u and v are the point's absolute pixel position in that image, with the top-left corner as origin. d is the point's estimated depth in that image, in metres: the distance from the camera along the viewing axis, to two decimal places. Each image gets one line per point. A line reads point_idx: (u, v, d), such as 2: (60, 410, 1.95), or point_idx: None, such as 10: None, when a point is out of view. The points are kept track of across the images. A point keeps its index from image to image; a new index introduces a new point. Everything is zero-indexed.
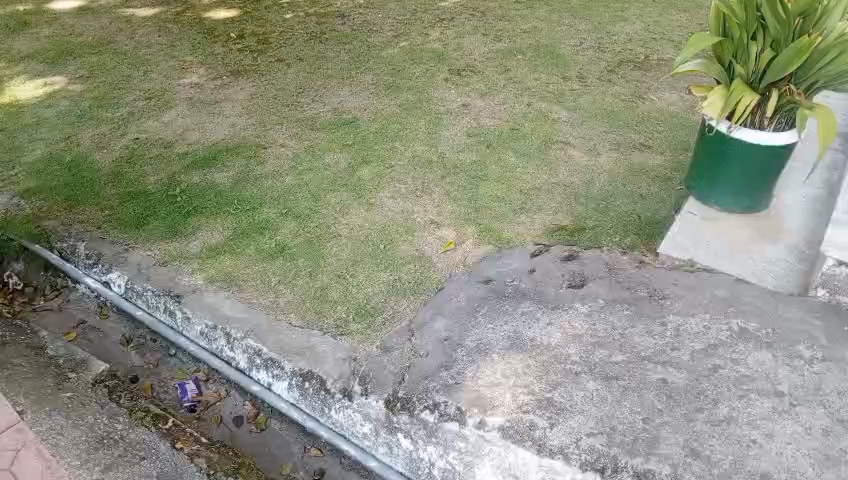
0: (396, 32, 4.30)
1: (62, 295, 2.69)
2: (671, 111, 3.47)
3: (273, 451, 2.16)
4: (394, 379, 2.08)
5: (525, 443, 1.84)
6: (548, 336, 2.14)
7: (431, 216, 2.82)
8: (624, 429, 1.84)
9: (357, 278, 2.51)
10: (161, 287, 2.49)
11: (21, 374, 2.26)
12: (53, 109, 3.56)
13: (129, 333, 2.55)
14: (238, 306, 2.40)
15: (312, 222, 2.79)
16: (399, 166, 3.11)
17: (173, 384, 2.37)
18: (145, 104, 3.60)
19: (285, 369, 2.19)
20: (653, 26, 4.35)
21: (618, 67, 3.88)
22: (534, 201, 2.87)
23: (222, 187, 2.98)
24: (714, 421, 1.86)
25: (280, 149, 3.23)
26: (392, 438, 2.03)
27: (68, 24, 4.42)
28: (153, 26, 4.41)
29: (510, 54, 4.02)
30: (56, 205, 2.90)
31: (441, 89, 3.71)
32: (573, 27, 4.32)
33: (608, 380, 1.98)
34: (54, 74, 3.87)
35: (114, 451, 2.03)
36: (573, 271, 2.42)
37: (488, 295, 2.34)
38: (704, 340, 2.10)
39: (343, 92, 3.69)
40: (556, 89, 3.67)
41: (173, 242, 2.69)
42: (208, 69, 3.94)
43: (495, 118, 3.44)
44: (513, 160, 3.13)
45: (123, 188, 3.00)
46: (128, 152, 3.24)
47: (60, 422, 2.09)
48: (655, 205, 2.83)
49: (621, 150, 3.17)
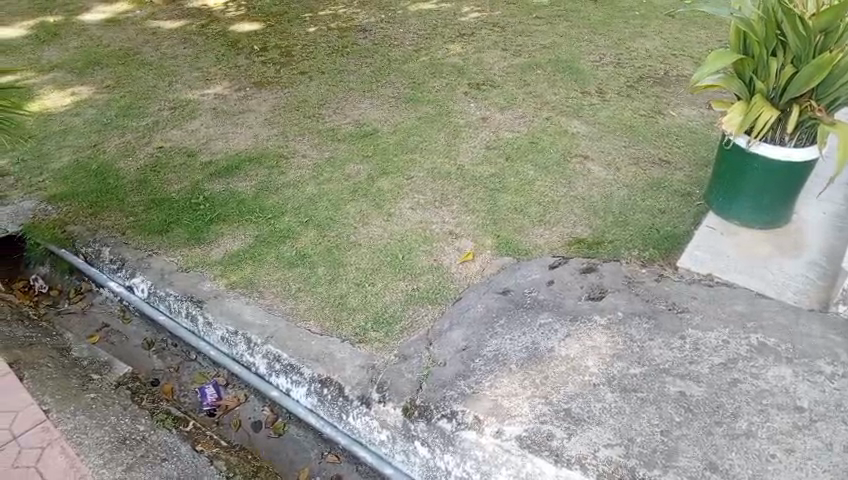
0: (417, 47, 4.35)
1: (86, 299, 2.76)
2: (690, 126, 3.47)
3: (291, 456, 2.18)
4: (412, 387, 2.10)
5: (542, 453, 1.84)
6: (567, 347, 2.14)
7: (449, 226, 2.84)
8: (643, 441, 1.84)
9: (376, 286, 2.54)
10: (183, 292, 2.53)
11: (45, 374, 2.27)
12: (80, 117, 3.65)
13: (151, 337, 2.60)
14: (259, 312, 2.44)
15: (332, 230, 2.83)
16: (419, 177, 3.15)
17: (194, 388, 2.40)
18: (170, 114, 3.67)
19: (304, 375, 2.22)
20: (673, 42, 4.37)
21: (638, 82, 3.90)
22: (553, 213, 2.89)
23: (245, 195, 3.03)
24: (733, 434, 1.85)
25: (302, 160, 3.28)
26: (409, 446, 2.04)
27: (96, 35, 4.53)
28: (178, 38, 4.51)
29: (530, 68, 4.06)
30: (82, 211, 2.97)
31: (461, 101, 3.75)
32: (592, 43, 4.35)
33: (626, 391, 1.98)
34: (82, 83, 3.96)
35: (136, 451, 2.04)
36: (592, 284, 2.42)
37: (506, 305, 2.35)
38: (724, 353, 2.10)
39: (364, 103, 3.75)
40: (575, 103, 3.70)
41: (195, 248, 2.74)
42: (232, 80, 4.01)
43: (515, 131, 3.47)
44: (531, 172, 3.16)
45: (147, 195, 3.05)
46: (153, 160, 3.30)
47: (83, 421, 2.10)
48: (673, 219, 2.83)
49: (640, 164, 3.19)
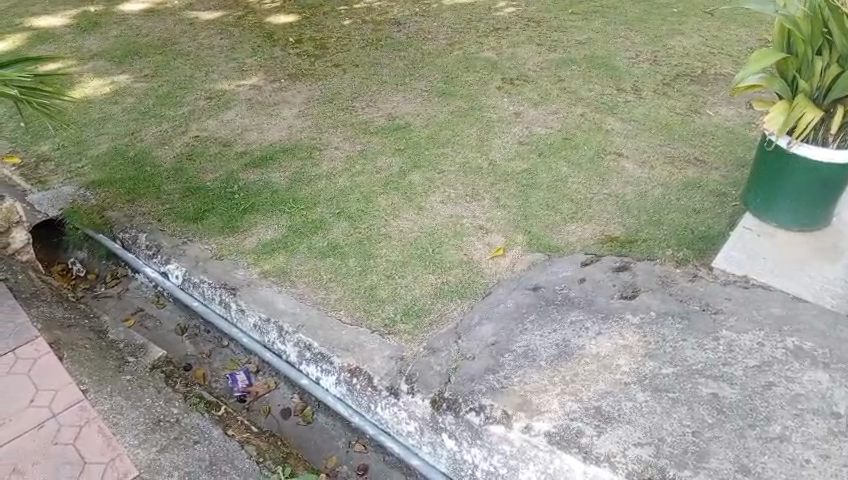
0: (451, 41, 4.34)
1: (121, 283, 2.83)
2: (727, 126, 3.42)
3: (319, 443, 2.23)
4: (441, 380, 2.11)
5: (571, 449, 1.84)
6: (597, 345, 2.13)
7: (480, 221, 2.84)
8: (673, 441, 1.83)
9: (406, 279, 2.55)
10: (217, 279, 2.57)
11: (83, 355, 2.28)
12: (118, 105, 3.72)
13: (184, 322, 2.67)
14: (291, 301, 2.47)
15: (363, 223, 2.84)
16: (451, 171, 3.15)
17: (225, 374, 2.46)
18: (206, 104, 3.72)
19: (334, 364, 2.25)
20: (712, 40, 4.29)
21: (675, 80, 3.84)
22: (586, 210, 2.87)
23: (278, 185, 3.06)
24: (766, 438, 1.83)
25: (335, 152, 3.30)
26: (437, 438, 2.06)
27: (136, 25, 4.61)
28: (215, 29, 4.56)
29: (565, 64, 4.03)
30: (120, 197, 3.02)
31: (495, 97, 3.73)
32: (629, 40, 4.30)
33: (657, 391, 1.97)
34: (121, 73, 4.04)
35: (170, 433, 2.05)
36: (625, 282, 2.39)
37: (537, 302, 2.34)
38: (758, 356, 2.06)
39: (397, 97, 3.75)
40: (610, 100, 3.66)
41: (229, 237, 2.78)
42: (268, 72, 4.04)
43: (548, 127, 3.45)
44: (565, 169, 3.13)
45: (182, 184, 3.10)
46: (189, 149, 3.35)
47: (120, 402, 2.11)
48: (708, 219, 2.80)
49: (675, 163, 3.15)
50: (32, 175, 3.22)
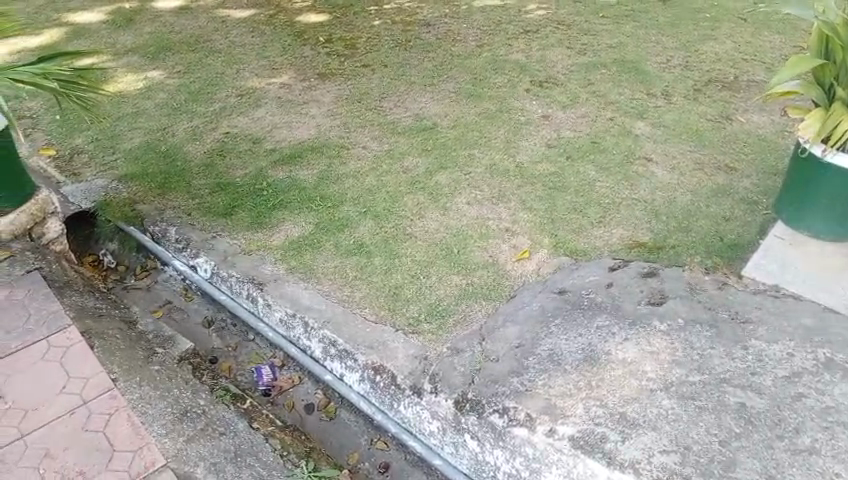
0: (480, 43, 4.34)
1: (151, 276, 2.88)
2: (758, 133, 3.37)
3: (341, 440, 2.26)
4: (464, 380, 2.11)
5: (594, 454, 1.83)
6: (623, 351, 2.11)
7: (506, 223, 2.83)
8: (699, 450, 1.81)
9: (431, 279, 2.56)
10: (245, 274, 2.61)
11: (114, 344, 2.32)
12: (151, 101, 3.78)
13: (211, 315, 2.71)
14: (316, 297, 2.49)
15: (389, 222, 2.86)
16: (477, 173, 3.15)
17: (250, 368, 2.50)
18: (236, 101, 3.76)
19: (358, 361, 2.26)
20: (745, 46, 4.24)
21: (706, 86, 3.80)
22: (613, 215, 2.85)
23: (306, 183, 3.08)
24: (795, 450, 1.80)
25: (362, 151, 3.32)
26: (459, 438, 2.07)
27: (168, 21, 4.68)
28: (246, 27, 4.61)
29: (595, 67, 4.00)
30: (151, 191, 3.07)
31: (523, 99, 3.72)
32: (660, 44, 4.26)
33: (684, 399, 1.95)
34: (154, 68, 4.10)
35: (196, 424, 2.08)
36: (653, 288, 2.37)
37: (563, 306, 2.33)
38: (788, 367, 2.03)
39: (425, 98, 3.76)
40: (640, 104, 3.63)
41: (257, 232, 2.81)
42: (298, 70, 4.08)
43: (576, 131, 3.43)
44: (592, 173, 3.12)
45: (212, 179, 3.14)
46: (219, 145, 3.39)
47: (149, 392, 2.14)
48: (738, 227, 2.77)
49: (705, 169, 3.11)
50: (67, 167, 3.29)
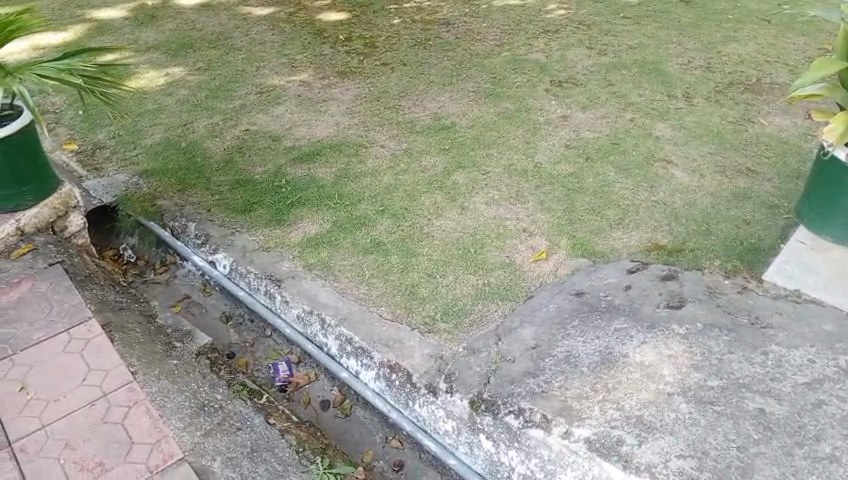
0: (500, 42, 4.33)
1: (169, 271, 2.91)
2: (781, 137, 3.33)
3: (356, 437, 2.27)
4: (480, 380, 2.11)
5: (610, 458, 1.82)
6: (641, 354, 2.09)
7: (524, 224, 2.82)
8: (717, 455, 1.80)
9: (447, 278, 2.56)
10: (263, 270, 2.62)
11: (133, 337, 2.35)
12: (172, 97, 3.81)
13: (229, 310, 2.73)
14: (333, 295, 2.50)
15: (407, 221, 2.86)
16: (495, 173, 3.14)
17: (267, 364, 2.52)
18: (256, 99, 3.79)
19: (374, 359, 2.27)
20: (769, 48, 4.19)
21: (728, 88, 3.76)
22: (632, 217, 2.84)
23: (324, 181, 3.10)
24: (815, 458, 1.78)
25: (381, 150, 3.33)
26: (474, 438, 2.07)
27: (190, 18, 4.72)
28: (267, 25, 4.63)
29: (615, 68, 3.98)
30: (171, 187, 3.10)
31: (542, 99, 3.71)
32: (682, 45, 4.22)
33: (702, 403, 1.93)
34: (175, 65, 4.13)
35: (213, 418, 2.10)
36: (672, 291, 2.35)
37: (580, 307, 2.32)
38: (808, 373, 2.01)
39: (444, 97, 3.76)
40: (661, 106, 3.60)
41: (276, 230, 2.82)
42: (317, 68, 4.09)
43: (596, 131, 3.42)
44: (612, 174, 3.10)
45: (232, 176, 3.16)
46: (239, 142, 3.41)
47: (167, 386, 2.16)
48: (758, 231, 2.74)
49: (726, 172, 3.08)
50: (89, 162, 3.33)
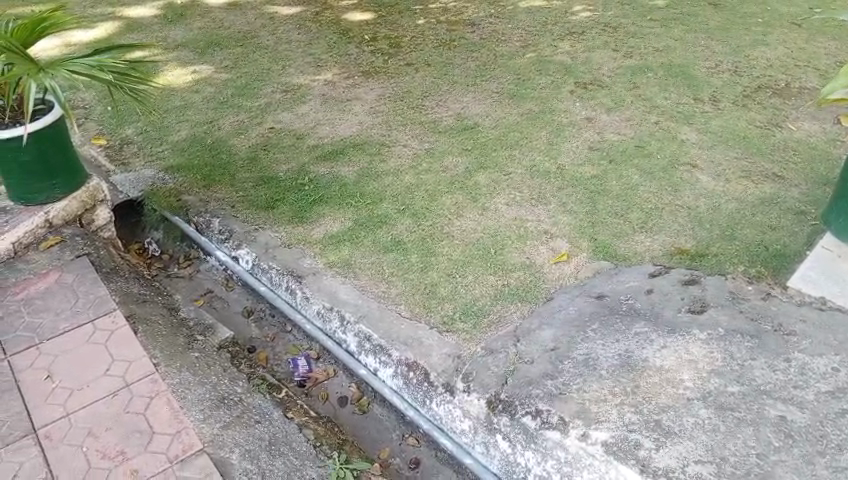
0: (525, 43, 4.32)
1: (193, 265, 2.95)
2: (810, 142, 3.28)
3: (373, 434, 2.29)
4: (498, 380, 2.11)
5: (628, 461, 1.81)
6: (661, 358, 2.08)
7: (545, 225, 2.82)
8: (736, 461, 1.78)
9: (467, 278, 2.56)
10: (285, 266, 2.65)
11: (156, 329, 2.39)
12: (199, 94, 3.86)
13: (251, 305, 2.76)
14: (353, 292, 2.52)
15: (428, 221, 2.87)
16: (517, 174, 3.14)
17: (286, 359, 2.54)
18: (282, 97, 3.82)
19: (392, 356, 2.29)
20: (798, 52, 4.12)
21: (756, 92, 3.71)
22: (655, 220, 2.82)
23: (347, 180, 3.12)
24: (837, 468, 1.75)
25: (403, 149, 3.34)
26: (490, 438, 2.06)
27: (218, 17, 4.78)
28: (293, 24, 4.67)
29: (641, 71, 3.95)
30: (196, 183, 3.14)
31: (566, 101, 3.70)
32: (709, 48, 4.18)
33: (722, 409, 1.91)
34: (203, 63, 4.19)
35: (232, 411, 2.12)
36: (694, 296, 2.32)
37: (600, 310, 2.31)
38: (832, 381, 1.98)
39: (467, 98, 3.76)
40: (687, 109, 3.57)
41: (298, 226, 2.85)
42: (342, 68, 4.12)
43: (620, 134, 3.39)
44: (636, 177, 3.08)
45: (256, 173, 3.19)
46: (263, 139, 3.44)
47: (188, 378, 2.19)
48: (784, 237, 2.70)
49: (751, 177, 3.04)
50: (117, 157, 3.39)
